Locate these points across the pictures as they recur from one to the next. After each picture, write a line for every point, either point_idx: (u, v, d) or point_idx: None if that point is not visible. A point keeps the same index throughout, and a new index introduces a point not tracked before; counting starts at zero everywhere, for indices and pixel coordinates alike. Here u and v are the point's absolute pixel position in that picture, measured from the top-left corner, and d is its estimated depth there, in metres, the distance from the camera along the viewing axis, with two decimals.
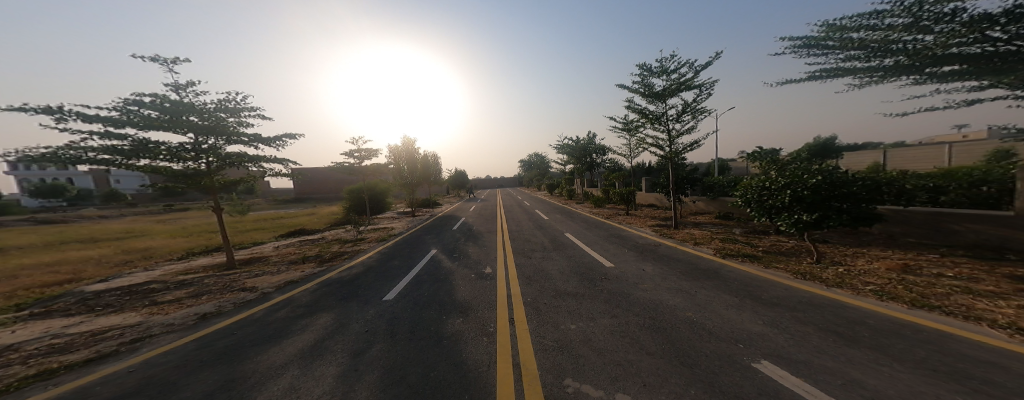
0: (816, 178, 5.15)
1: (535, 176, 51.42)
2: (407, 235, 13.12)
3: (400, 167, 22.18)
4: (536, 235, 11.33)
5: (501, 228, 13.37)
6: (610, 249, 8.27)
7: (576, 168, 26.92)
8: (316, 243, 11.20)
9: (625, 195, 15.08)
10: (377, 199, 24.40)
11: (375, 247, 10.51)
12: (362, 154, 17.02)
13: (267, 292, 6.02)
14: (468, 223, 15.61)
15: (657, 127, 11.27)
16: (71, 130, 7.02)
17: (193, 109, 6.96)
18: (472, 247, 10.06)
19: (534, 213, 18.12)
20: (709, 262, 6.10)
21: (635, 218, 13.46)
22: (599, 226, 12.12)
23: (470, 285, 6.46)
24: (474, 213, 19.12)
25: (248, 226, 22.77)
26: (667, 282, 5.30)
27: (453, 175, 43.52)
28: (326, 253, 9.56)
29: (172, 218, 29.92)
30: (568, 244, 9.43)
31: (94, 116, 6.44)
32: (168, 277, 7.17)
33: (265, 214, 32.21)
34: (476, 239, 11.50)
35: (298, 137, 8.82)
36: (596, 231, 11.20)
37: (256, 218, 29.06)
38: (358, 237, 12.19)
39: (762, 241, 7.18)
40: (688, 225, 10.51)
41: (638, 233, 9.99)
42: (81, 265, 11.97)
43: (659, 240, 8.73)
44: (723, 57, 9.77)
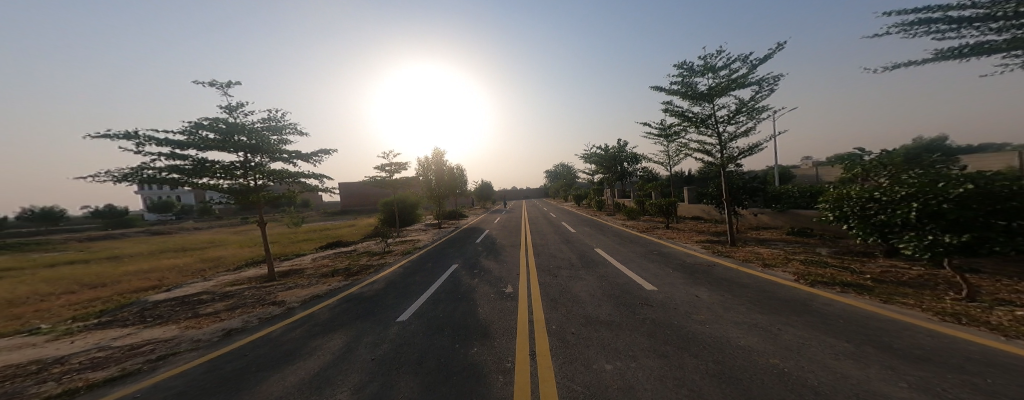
0: (965, 187, 3.85)
1: (568, 187, 50.16)
2: (432, 248, 12.97)
3: (428, 179, 22.78)
4: (565, 250, 10.41)
5: (528, 242, 12.59)
6: (651, 268, 7.12)
7: (605, 177, 25.47)
8: (347, 256, 11.39)
9: (664, 206, 13.50)
10: (407, 211, 25.63)
11: (400, 261, 10.37)
12: (393, 167, 17.59)
13: (293, 307, 5.93)
14: (493, 235, 15.12)
15: (703, 131, 9.43)
16: (145, 153, 7.73)
17: (242, 130, 7.42)
18: (495, 262, 9.44)
19: (561, 226, 17.12)
20: (786, 289, 4.81)
21: (681, 232, 11.92)
22: (638, 241, 10.84)
23: (490, 306, 5.81)
24: (503, 225, 18.62)
25: (298, 238, 24.41)
26: (728, 312, 4.19)
27: (485, 187, 43.99)
28: (355, 266, 9.59)
29: (241, 230, 33.41)
30: (598, 260, 8.44)
31: (163, 139, 7.00)
32: (216, 288, 7.51)
33: (316, 226, 34.73)
34: (499, 253, 10.89)
35: (331, 153, 9.07)
36: (636, 246, 9.96)
37: (307, 230, 31.32)
38: (387, 250, 12.25)
39: (866, 266, 5.63)
40: (749, 241, 8.91)
41: (687, 250, 8.65)
42: (156, 273, 13.35)
43: (715, 259, 7.38)
44: (788, 44, 7.98)
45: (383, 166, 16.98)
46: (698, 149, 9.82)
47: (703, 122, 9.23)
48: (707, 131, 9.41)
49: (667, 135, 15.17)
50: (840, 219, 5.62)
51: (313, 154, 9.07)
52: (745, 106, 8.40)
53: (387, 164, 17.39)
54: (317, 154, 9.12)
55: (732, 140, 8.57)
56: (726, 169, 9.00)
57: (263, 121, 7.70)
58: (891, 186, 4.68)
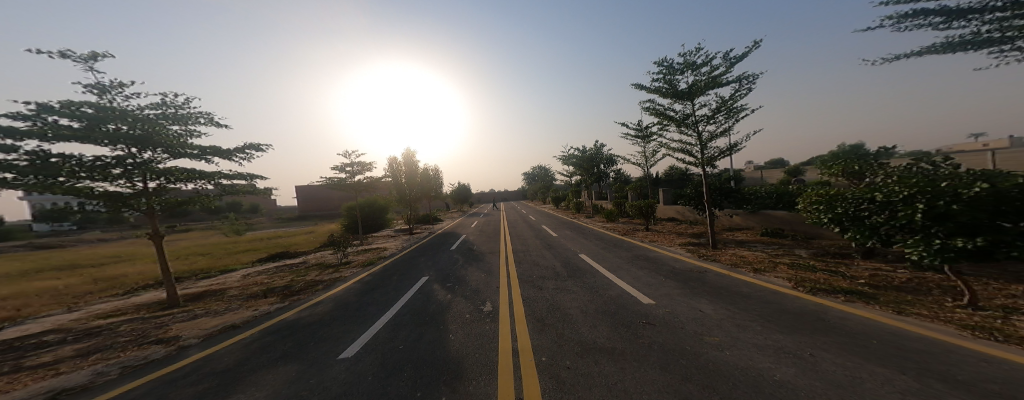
0: (980, 187, 3.57)
1: (540, 190, 50.10)
2: (398, 256, 11.60)
3: (396, 179, 20.89)
4: (545, 257, 9.68)
5: (504, 248, 11.71)
6: (641, 277, 6.57)
7: (582, 179, 25.36)
8: (294, 269, 9.72)
9: (644, 208, 13.38)
10: (371, 216, 23.59)
11: (358, 274, 8.94)
12: (355, 168, 15.73)
13: (188, 345, 4.51)
14: (467, 241, 14.06)
15: (683, 131, 9.33)
16: None
17: (123, 117, 5.78)
18: (469, 273, 8.45)
19: (539, 229, 16.50)
20: (792, 299, 4.39)
21: (659, 234, 11.71)
22: (618, 245, 10.46)
23: (461, 331, 4.83)
24: (477, 230, 17.56)
25: (242, 247, 21.56)
26: (744, 333, 3.62)
27: (456, 190, 42.51)
28: (298, 283, 8.02)
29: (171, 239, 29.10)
30: (584, 269, 7.77)
31: None
32: (83, 322, 5.66)
33: (265, 233, 31.18)
34: (475, 261, 9.91)
35: (265, 149, 7.66)
36: (618, 251, 9.49)
37: (253, 238, 28.01)
38: (343, 261, 10.69)
39: (854, 270, 5.45)
40: (730, 244, 8.75)
41: (670, 255, 8.28)
42: (35, 299, 10.57)
43: (703, 264, 7.02)
44: (765, 47, 8.12)
45: (345, 165, 15.07)
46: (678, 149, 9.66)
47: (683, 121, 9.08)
48: (687, 131, 9.28)
49: (643, 136, 15.33)
50: (834, 221, 5.34)
51: (237, 149, 7.53)
52: (725, 105, 8.39)
53: (349, 163, 15.48)
54: (251, 149, 7.63)
55: (714, 138, 8.49)
56: (706, 169, 8.86)
57: (157, 107, 6.17)
58: (891, 187, 4.43)
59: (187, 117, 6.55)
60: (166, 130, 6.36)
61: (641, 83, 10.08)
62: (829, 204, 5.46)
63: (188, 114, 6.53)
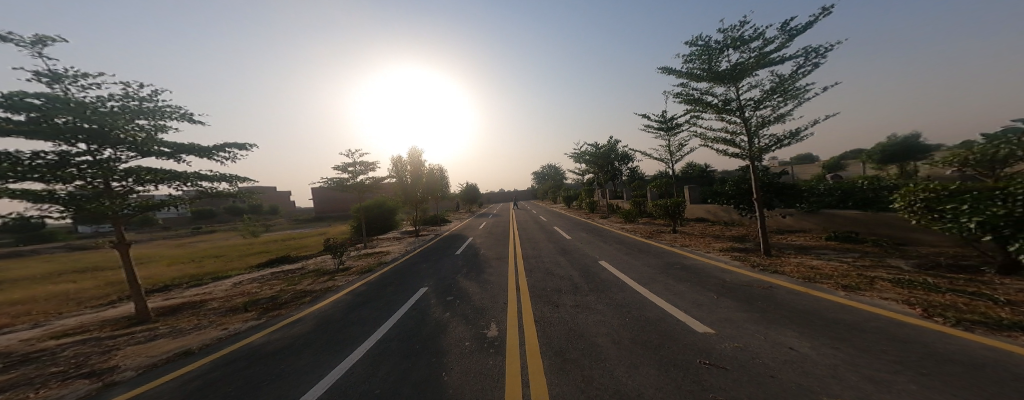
0: None
1: (554, 189, 48.93)
2: (400, 262, 10.67)
3: (401, 180, 20.07)
4: (562, 264, 8.51)
5: (514, 253, 10.58)
6: (684, 293, 5.27)
7: (597, 177, 23.90)
8: (285, 278, 8.93)
9: (671, 207, 11.94)
10: (380, 217, 23.03)
11: (351, 284, 8.02)
12: (357, 168, 14.99)
13: (118, 381, 3.58)
14: (475, 244, 13.03)
15: (725, 119, 7.73)
16: None
17: (76, 108, 5.02)
18: (474, 284, 7.35)
19: (553, 231, 15.26)
20: (932, 339, 2.99)
21: (692, 237, 10.24)
22: (647, 250, 9.10)
23: (459, 367, 3.71)
24: (487, 231, 16.55)
25: (250, 250, 21.18)
26: (888, 393, 2.31)
27: (467, 189, 41.86)
28: (285, 293, 7.17)
29: (186, 242, 29.29)
30: (609, 281, 6.56)
31: None
32: (36, 341, 4.92)
33: (276, 235, 31.08)
34: (482, 269, 8.85)
35: (248, 147, 6.87)
36: (648, 257, 8.14)
37: (264, 240, 27.78)
38: (340, 267, 9.83)
39: (1000, 291, 3.97)
40: (786, 249, 7.24)
41: (715, 263, 6.88)
42: (26, 307, 10.12)
43: (761, 276, 5.61)
44: (836, 12, 6.44)
45: (345, 165, 14.34)
46: (717, 140, 8.10)
47: (725, 107, 7.52)
48: (730, 119, 7.67)
49: (669, 128, 13.79)
50: (984, 227, 4.18)
51: (216, 148, 6.74)
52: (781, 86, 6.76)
53: (350, 164, 14.73)
54: (234, 147, 6.88)
55: (765, 128, 6.85)
56: (755, 163, 7.27)
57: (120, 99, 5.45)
58: None
59: (154, 110, 5.78)
60: (131, 125, 5.63)
61: (671, 66, 8.58)
62: (978, 206, 4.31)
63: (156, 108, 5.78)
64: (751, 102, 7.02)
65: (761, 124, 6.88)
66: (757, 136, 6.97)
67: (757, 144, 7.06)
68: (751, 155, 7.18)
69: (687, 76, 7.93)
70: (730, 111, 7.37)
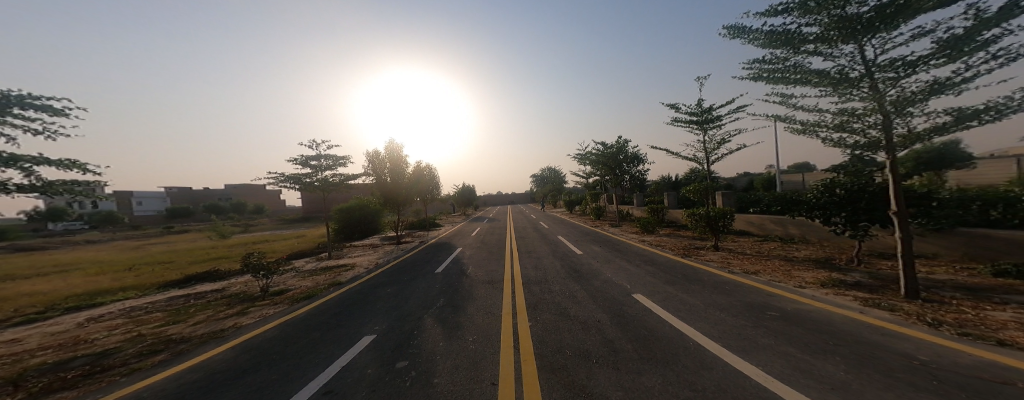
0: None
1: (554, 192, 46.91)
2: (356, 284, 7.93)
3: (380, 179, 17.38)
4: (579, 301, 5.86)
5: (512, 276, 7.90)
6: (855, 391, 2.55)
7: (606, 178, 21.35)
8: (176, 310, 6.05)
9: (714, 218, 9.27)
10: (361, 220, 20.42)
11: (258, 327, 5.17)
12: (326, 162, 12.30)
13: None
14: (462, 257, 10.41)
15: (839, 95, 4.95)
16: None
17: None
18: (442, 340, 4.59)
19: (559, 242, 12.68)
20: None
21: (751, 259, 7.52)
22: (698, 277, 6.39)
23: None
24: (479, 240, 13.95)
25: (204, 257, 18.16)
26: None
27: (463, 190, 39.70)
28: (133, 345, 4.40)
29: (149, 244, 26.32)
30: (669, 339, 3.90)
31: None
32: None
33: (250, 237, 28.08)
34: (465, 304, 6.16)
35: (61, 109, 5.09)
36: (710, 291, 5.45)
37: (232, 242, 24.86)
38: (269, 291, 7.07)
39: None
40: (944, 289, 4.44)
41: (841, 308, 4.10)
42: None
43: (994, 359, 2.73)
44: None
45: (307, 158, 11.57)
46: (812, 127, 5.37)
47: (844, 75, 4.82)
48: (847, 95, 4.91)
49: (707, 121, 11.24)
50: None
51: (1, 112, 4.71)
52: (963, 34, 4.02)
53: (314, 157, 11.94)
54: (43, 108, 5.07)
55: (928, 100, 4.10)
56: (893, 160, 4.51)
57: None
58: None
59: None
60: None
61: (741, 24, 5.91)
62: None
63: None
64: (900, 62, 4.34)
65: (920, 94, 4.18)
66: (908, 113, 4.25)
67: (906, 128, 4.32)
68: (893, 144, 4.40)
69: (776, 33, 5.28)
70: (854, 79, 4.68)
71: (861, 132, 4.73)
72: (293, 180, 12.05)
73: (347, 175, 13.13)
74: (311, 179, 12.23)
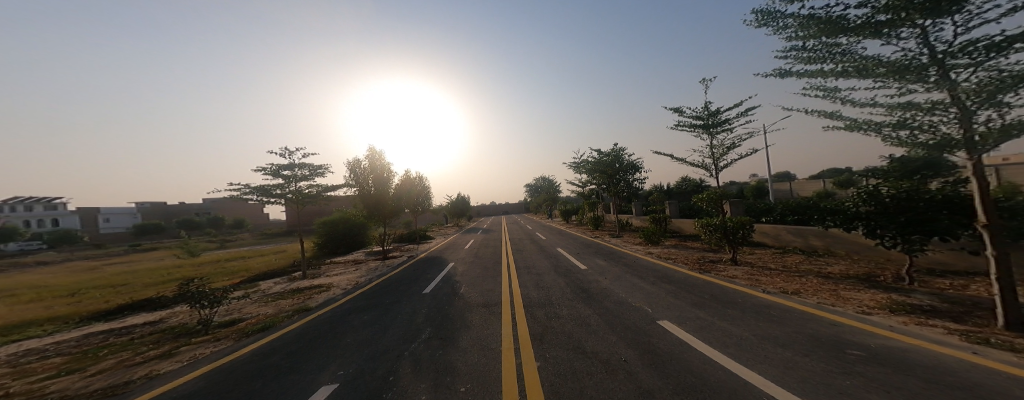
0: None
1: (547, 202, 46.30)
2: (325, 311, 6.69)
3: (362, 189, 16.08)
4: (593, 335, 4.81)
5: (510, 298, 6.82)
6: None
7: (603, 188, 20.59)
8: (78, 357, 4.72)
9: (731, 229, 8.41)
10: (345, 234, 19.11)
11: (178, 375, 3.94)
12: (302, 170, 11.09)
13: None
14: (453, 274, 9.29)
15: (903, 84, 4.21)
16: None
17: None
18: (421, 390, 3.48)
19: (560, 255, 11.69)
20: None
21: (783, 276, 6.65)
22: (732, 299, 5.46)
23: None
24: (472, 254, 12.82)
25: (170, 277, 16.60)
26: None
27: (455, 201, 38.60)
28: None
29: (114, 264, 24.34)
30: (726, 390, 2.93)
31: None
32: None
33: (226, 254, 26.30)
34: (454, 339, 5.04)
35: None
36: (756, 318, 4.49)
37: (206, 260, 23.12)
38: (214, 325, 5.78)
39: None
40: None
41: (942, 344, 3.16)
42: None
43: None
44: None
45: (277, 167, 10.37)
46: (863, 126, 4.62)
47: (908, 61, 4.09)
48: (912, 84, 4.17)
49: (714, 124, 10.62)
50: None
51: None
52: None
53: (287, 166, 10.73)
54: None
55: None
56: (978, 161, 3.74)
57: None
58: None
59: None
60: None
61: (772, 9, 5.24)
62: None
63: None
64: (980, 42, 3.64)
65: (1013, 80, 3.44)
66: (997, 103, 3.52)
67: (995, 121, 3.60)
68: (978, 142, 3.65)
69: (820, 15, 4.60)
70: (918, 67, 3.98)
71: (932, 128, 4.00)
72: (261, 192, 10.79)
73: (325, 186, 11.92)
74: (283, 190, 10.99)
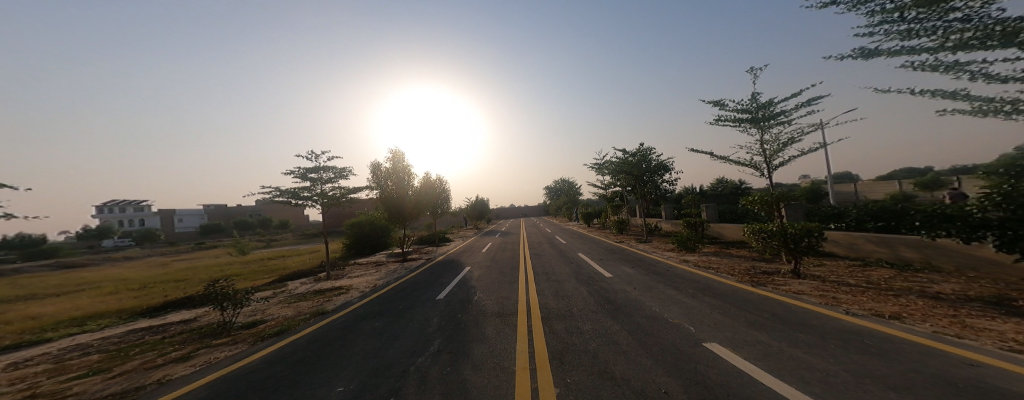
0: None
1: (571, 205, 44.98)
2: (337, 317, 6.46)
3: (383, 192, 16.37)
4: (625, 356, 4.07)
5: (529, 309, 6.18)
6: None
7: (630, 190, 19.22)
8: (110, 356, 4.70)
9: (793, 238, 6.94)
10: (370, 236, 19.43)
11: (189, 381, 3.75)
12: (326, 174, 11.35)
13: None
14: (468, 279, 8.82)
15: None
16: None
17: None
18: None
19: (583, 261, 10.83)
20: None
21: (868, 295, 5.35)
22: (799, 320, 4.37)
23: None
24: (490, 258, 12.34)
25: (211, 275, 17.57)
26: None
27: (478, 204, 38.56)
28: None
29: (173, 261, 26.79)
30: None
31: None
32: None
33: (267, 253, 28.03)
34: (469, 353, 4.50)
35: None
36: (840, 350, 3.46)
37: (249, 259, 24.71)
38: (233, 327, 5.69)
39: None
40: None
41: None
42: None
43: None
44: None
45: (305, 171, 10.67)
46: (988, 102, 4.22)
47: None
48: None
49: (764, 118, 9.26)
50: None
51: None
52: None
53: (313, 169, 11.02)
54: None
55: None
56: None
57: None
58: None
59: None
60: None
61: None
62: None
63: None
64: None
65: None
66: None
67: None
68: None
69: None
70: None
71: None
72: (290, 194, 11.15)
73: (349, 189, 12.13)
74: (310, 193, 11.28)
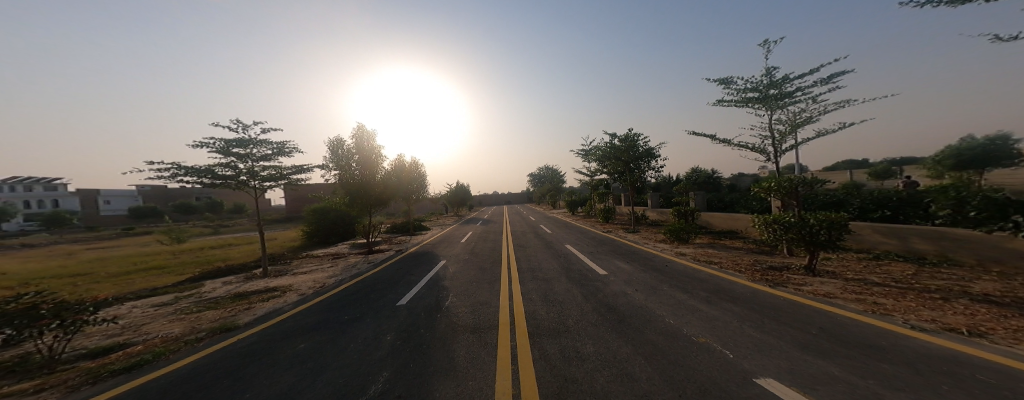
0: None
1: (551, 192, 44.01)
2: (242, 336, 4.68)
3: (346, 173, 14.19)
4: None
5: (509, 322, 4.80)
6: None
7: (618, 177, 18.25)
8: None
9: (814, 230, 6.04)
10: (332, 223, 17.22)
11: None
12: (261, 148, 9.13)
13: None
14: (437, 277, 7.30)
15: None
16: None
17: None
18: None
19: (573, 254, 9.67)
20: None
21: (913, 298, 4.43)
22: (865, 342, 3.33)
23: None
24: (468, 250, 10.87)
25: (137, 267, 14.93)
26: None
27: (455, 189, 36.64)
28: None
29: (96, 248, 23.13)
30: None
31: None
32: None
33: (212, 241, 24.72)
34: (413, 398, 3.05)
35: None
36: (964, 398, 2.37)
37: (187, 248, 21.49)
38: (53, 363, 3.77)
39: None
40: None
41: None
42: None
43: None
44: None
45: (227, 143, 8.43)
46: None
47: None
48: None
49: (779, 95, 8.64)
50: None
51: None
52: None
53: (240, 142, 8.77)
54: None
55: None
56: None
57: None
58: None
59: None
60: None
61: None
62: None
63: None
64: None
65: None
66: None
67: None
68: None
69: None
70: None
71: None
72: (205, 174, 8.79)
73: (293, 169, 9.93)
74: (233, 171, 8.96)
